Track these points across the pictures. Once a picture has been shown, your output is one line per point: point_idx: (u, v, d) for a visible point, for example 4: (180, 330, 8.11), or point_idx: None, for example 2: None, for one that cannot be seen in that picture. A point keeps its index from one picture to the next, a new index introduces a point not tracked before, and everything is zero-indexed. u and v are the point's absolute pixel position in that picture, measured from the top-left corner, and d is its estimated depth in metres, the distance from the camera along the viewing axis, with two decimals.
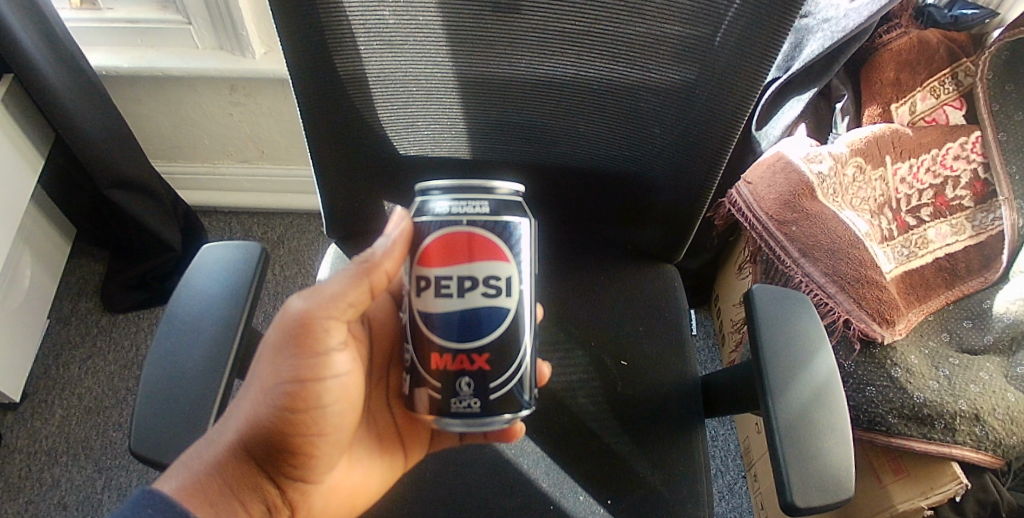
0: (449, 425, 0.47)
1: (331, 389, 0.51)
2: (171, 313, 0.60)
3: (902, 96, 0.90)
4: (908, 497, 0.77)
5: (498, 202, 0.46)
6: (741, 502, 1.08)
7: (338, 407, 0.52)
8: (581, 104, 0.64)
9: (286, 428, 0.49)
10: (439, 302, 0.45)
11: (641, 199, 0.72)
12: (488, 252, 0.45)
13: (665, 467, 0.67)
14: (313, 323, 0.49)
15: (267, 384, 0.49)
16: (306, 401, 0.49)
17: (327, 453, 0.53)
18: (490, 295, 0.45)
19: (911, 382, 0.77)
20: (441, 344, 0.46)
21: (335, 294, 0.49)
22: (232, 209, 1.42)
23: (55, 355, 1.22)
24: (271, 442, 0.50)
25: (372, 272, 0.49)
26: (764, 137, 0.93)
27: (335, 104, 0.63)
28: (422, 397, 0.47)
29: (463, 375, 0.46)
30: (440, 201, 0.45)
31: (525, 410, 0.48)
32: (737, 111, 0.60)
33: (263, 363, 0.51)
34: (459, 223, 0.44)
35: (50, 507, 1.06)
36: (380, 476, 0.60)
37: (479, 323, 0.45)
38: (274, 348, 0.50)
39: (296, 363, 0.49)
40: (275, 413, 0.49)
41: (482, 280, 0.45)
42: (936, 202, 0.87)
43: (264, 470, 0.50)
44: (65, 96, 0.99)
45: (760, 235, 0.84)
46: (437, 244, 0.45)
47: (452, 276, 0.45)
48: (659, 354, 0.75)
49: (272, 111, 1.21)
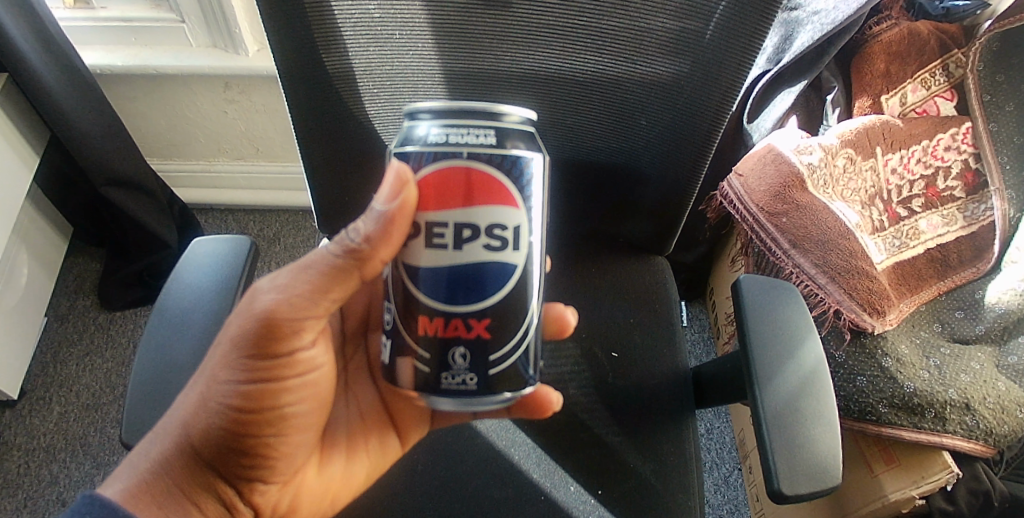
0: (439, 401, 0.45)
1: (293, 388, 0.51)
2: (161, 305, 0.61)
3: (892, 87, 0.90)
4: (899, 487, 0.77)
5: (503, 130, 0.43)
6: (737, 494, 1.09)
7: (297, 405, 0.52)
8: (569, 95, 0.64)
9: (241, 428, 0.50)
10: (433, 255, 0.43)
11: (630, 191, 0.73)
12: (493, 193, 0.42)
13: (655, 457, 0.67)
14: (279, 323, 0.48)
15: (215, 380, 0.49)
16: (262, 400, 0.50)
17: (286, 456, 0.53)
18: (495, 248, 0.43)
19: (902, 371, 0.77)
20: (432, 307, 0.44)
21: (311, 286, 0.47)
22: (228, 206, 1.43)
23: (53, 352, 1.23)
24: (228, 441, 0.50)
25: (362, 263, 0.45)
26: (755, 130, 0.94)
27: (323, 99, 0.63)
28: (408, 368, 0.46)
29: (459, 344, 0.44)
30: (437, 128, 0.42)
31: (527, 386, 0.48)
32: (724, 103, 0.60)
33: (215, 356, 0.50)
34: (458, 155, 0.42)
35: (48, 504, 1.07)
36: (362, 466, 0.61)
37: (487, 282, 0.44)
38: (230, 342, 0.49)
39: (250, 363, 0.49)
40: (224, 412, 0.49)
41: (485, 230, 0.43)
42: (927, 193, 0.87)
43: (219, 470, 0.51)
44: (60, 94, 0.99)
45: (751, 226, 0.86)
46: (436, 178, 0.42)
47: (448, 223, 0.43)
48: (650, 345, 0.75)
49: (266, 108, 1.21)
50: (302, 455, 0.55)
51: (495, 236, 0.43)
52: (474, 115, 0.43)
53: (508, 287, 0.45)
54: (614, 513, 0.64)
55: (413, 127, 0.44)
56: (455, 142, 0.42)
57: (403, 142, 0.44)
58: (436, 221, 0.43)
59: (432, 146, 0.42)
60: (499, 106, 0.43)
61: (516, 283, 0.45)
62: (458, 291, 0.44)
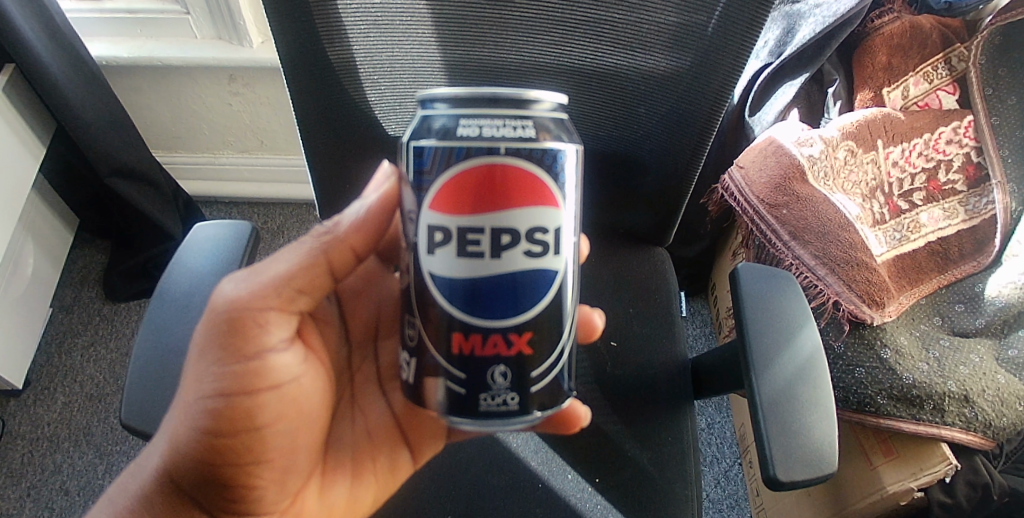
0: (472, 422, 0.45)
1: (266, 403, 0.51)
2: (162, 289, 0.61)
3: (894, 80, 0.91)
4: (897, 478, 0.77)
5: (536, 120, 0.42)
6: (737, 489, 1.09)
7: (279, 425, 0.52)
8: (563, 85, 0.64)
9: (217, 454, 0.49)
10: (467, 262, 0.42)
11: (630, 178, 0.73)
12: (535, 192, 0.42)
13: (653, 446, 0.67)
14: (241, 316, 0.48)
15: (187, 401, 0.49)
16: (235, 421, 0.49)
17: (273, 481, 0.53)
18: (536, 254, 0.43)
19: (900, 363, 0.77)
20: (465, 322, 0.43)
21: (275, 276, 0.49)
22: (232, 198, 1.43)
23: (58, 343, 1.24)
24: (205, 471, 0.50)
25: (331, 246, 0.50)
26: (757, 123, 0.94)
27: (324, 89, 0.63)
28: (433, 387, 0.45)
29: (500, 363, 0.44)
30: (469, 121, 0.41)
31: (565, 400, 0.48)
32: (722, 90, 0.60)
33: (188, 375, 0.50)
34: (497, 152, 0.41)
35: (51, 492, 1.07)
36: (370, 491, 0.61)
37: (527, 292, 0.43)
38: (200, 349, 0.50)
39: (220, 371, 0.49)
40: (199, 436, 0.49)
41: (526, 235, 0.42)
42: (929, 186, 0.87)
43: (202, 508, 0.51)
44: (67, 85, 1.00)
45: (751, 218, 0.86)
46: (462, 181, 0.41)
47: (483, 229, 0.42)
48: (649, 335, 0.76)
49: (271, 101, 1.22)
50: (294, 479, 0.55)
51: (536, 241, 0.43)
52: (505, 106, 0.42)
53: (549, 297, 0.45)
54: (610, 502, 0.64)
55: (435, 118, 0.42)
56: (492, 137, 0.41)
57: (425, 135, 0.42)
58: (468, 228, 0.42)
59: (467, 141, 0.41)
60: (530, 93, 0.42)
61: (553, 295, 0.45)
62: (488, 303, 0.43)
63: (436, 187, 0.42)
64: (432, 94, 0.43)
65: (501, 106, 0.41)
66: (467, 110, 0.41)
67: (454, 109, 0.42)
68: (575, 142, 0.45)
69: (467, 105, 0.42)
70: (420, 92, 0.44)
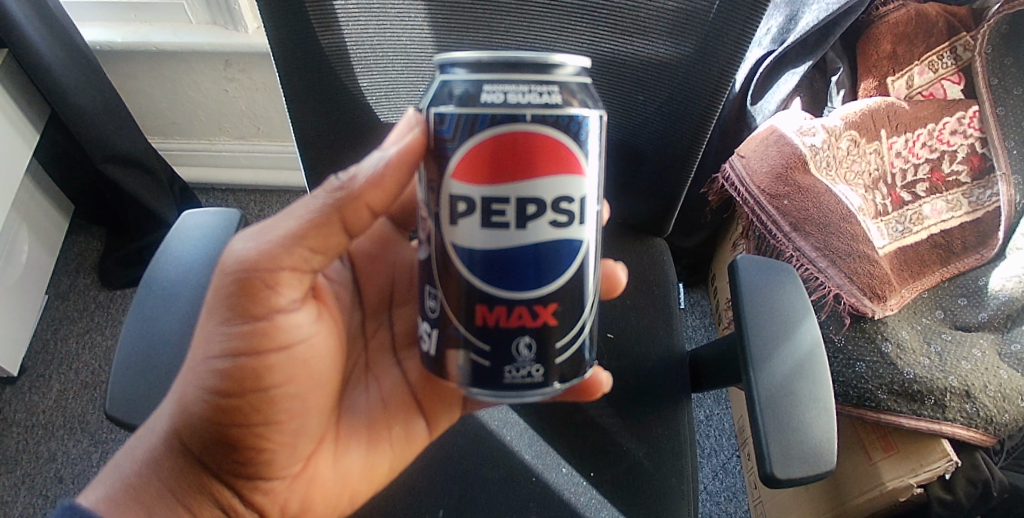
0: (494, 393, 0.44)
1: (275, 364, 0.50)
2: (150, 278, 0.60)
3: (898, 69, 0.90)
4: (896, 475, 0.76)
5: (560, 85, 0.41)
6: (736, 481, 1.08)
7: (289, 387, 0.51)
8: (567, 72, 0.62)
9: (226, 416, 0.49)
10: (490, 232, 0.41)
11: (630, 163, 0.70)
12: (561, 160, 0.40)
13: (649, 442, 0.66)
14: (249, 278, 0.46)
15: (196, 362, 0.49)
16: (243, 381, 0.48)
17: (283, 444, 0.52)
18: (561, 224, 0.42)
19: (902, 357, 0.76)
20: (489, 294, 0.42)
21: (284, 234, 0.47)
22: (228, 186, 1.42)
23: (54, 329, 1.23)
24: (214, 433, 0.49)
25: (345, 203, 0.46)
26: (758, 112, 0.93)
27: (316, 73, 0.62)
28: (456, 359, 0.45)
29: (524, 334, 0.43)
30: (492, 87, 0.40)
31: (586, 370, 0.48)
32: (723, 79, 0.59)
33: (196, 337, 0.50)
34: (522, 119, 0.39)
35: (45, 481, 1.07)
36: (385, 460, 0.60)
37: (552, 262, 0.42)
38: (210, 310, 0.49)
39: (228, 331, 0.48)
40: (207, 396, 0.48)
41: (552, 206, 0.41)
42: (932, 177, 0.86)
43: (210, 471, 0.50)
44: (61, 71, 0.99)
45: (752, 208, 0.85)
46: (485, 148, 0.40)
47: (508, 199, 0.40)
48: (648, 327, 0.75)
49: (267, 87, 1.21)
50: (305, 443, 0.53)
51: (561, 211, 0.42)
52: (528, 70, 0.40)
53: (572, 269, 0.44)
54: (606, 495, 0.63)
55: (455, 84, 0.41)
56: (517, 103, 0.39)
57: (446, 101, 0.41)
58: (494, 198, 0.40)
59: (492, 108, 0.39)
60: (554, 58, 0.40)
61: (578, 266, 0.44)
62: (511, 274, 0.42)
63: (458, 155, 0.40)
64: (450, 59, 0.41)
65: (524, 71, 0.40)
66: (489, 76, 0.40)
67: (474, 75, 0.40)
68: (599, 108, 0.43)
69: (489, 70, 0.40)
70: (437, 56, 0.42)
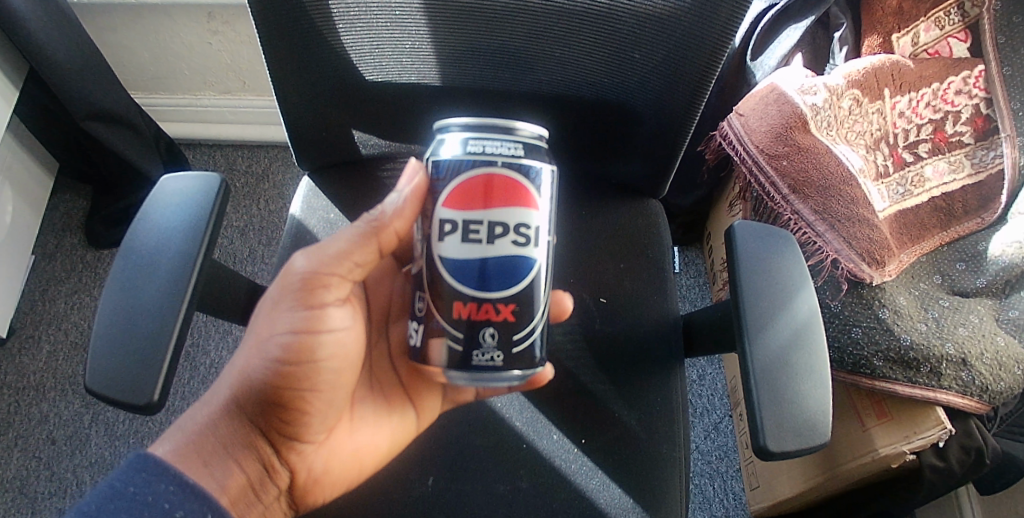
0: (466, 377, 0.45)
1: (325, 343, 0.53)
2: (129, 246, 0.58)
3: (904, 25, 0.87)
4: (890, 442, 0.76)
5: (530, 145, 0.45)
6: (727, 440, 1.09)
7: (333, 362, 0.54)
8: (565, 61, 0.61)
9: (281, 381, 0.52)
10: (464, 247, 0.43)
11: (624, 125, 0.67)
12: (524, 198, 0.44)
13: (642, 408, 0.66)
14: (314, 276, 0.51)
15: (263, 338, 0.52)
16: (300, 354, 0.52)
17: (321, 411, 0.54)
18: (520, 244, 0.44)
19: (898, 323, 0.75)
20: (459, 292, 0.44)
21: (336, 250, 0.51)
22: (215, 141, 1.38)
23: (42, 290, 1.21)
24: (266, 397, 0.52)
25: (381, 231, 0.50)
26: (758, 68, 0.90)
27: (295, 26, 0.58)
28: (435, 348, 0.45)
29: (489, 325, 0.44)
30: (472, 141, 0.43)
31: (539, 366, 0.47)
32: (724, 36, 0.56)
33: (259, 320, 0.53)
34: (494, 164, 0.43)
35: (39, 442, 1.07)
36: (387, 436, 0.60)
37: (514, 272, 0.44)
38: (275, 298, 0.53)
39: (293, 315, 0.52)
40: (269, 366, 0.52)
41: (513, 228, 0.43)
42: (935, 138, 0.84)
43: (258, 429, 0.53)
44: (36, 25, 0.93)
45: (750, 169, 0.83)
46: (460, 188, 0.43)
47: (482, 221, 0.43)
48: (641, 290, 0.73)
49: (252, 40, 1.16)
50: (335, 413, 0.56)
51: (522, 234, 0.44)
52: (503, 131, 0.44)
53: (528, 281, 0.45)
54: (597, 462, 0.63)
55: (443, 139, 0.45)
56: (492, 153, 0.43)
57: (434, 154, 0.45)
58: (470, 219, 0.43)
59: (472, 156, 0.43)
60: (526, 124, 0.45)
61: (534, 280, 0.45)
62: (484, 278, 0.43)
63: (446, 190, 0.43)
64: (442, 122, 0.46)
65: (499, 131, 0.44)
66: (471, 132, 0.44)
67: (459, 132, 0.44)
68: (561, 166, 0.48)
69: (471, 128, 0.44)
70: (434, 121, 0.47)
